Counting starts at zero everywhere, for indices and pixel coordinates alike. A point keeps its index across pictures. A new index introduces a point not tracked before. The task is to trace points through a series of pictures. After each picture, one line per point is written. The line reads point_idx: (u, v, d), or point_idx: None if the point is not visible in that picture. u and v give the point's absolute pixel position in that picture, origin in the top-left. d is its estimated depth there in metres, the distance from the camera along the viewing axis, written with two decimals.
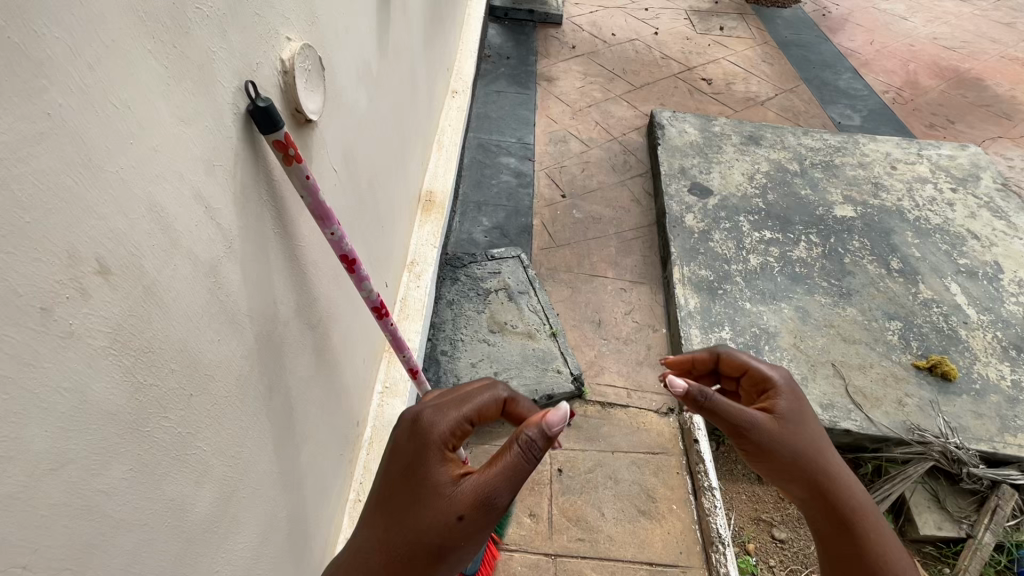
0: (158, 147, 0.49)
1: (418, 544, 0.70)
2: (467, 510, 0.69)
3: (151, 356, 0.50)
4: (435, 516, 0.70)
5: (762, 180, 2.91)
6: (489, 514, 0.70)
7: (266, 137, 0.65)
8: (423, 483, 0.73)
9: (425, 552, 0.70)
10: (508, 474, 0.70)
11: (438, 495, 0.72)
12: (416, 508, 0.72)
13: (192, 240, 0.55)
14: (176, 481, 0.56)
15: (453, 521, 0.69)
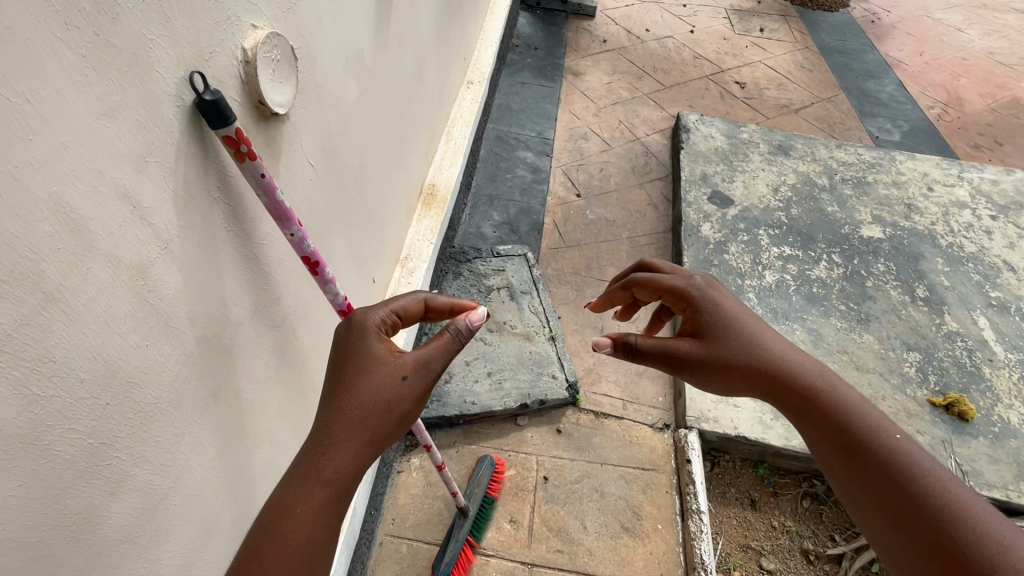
0: (69, 143, 0.46)
1: (368, 405, 0.73)
2: (410, 372, 0.76)
3: (53, 367, 0.47)
4: (382, 382, 0.74)
5: (787, 194, 2.79)
6: (431, 373, 0.77)
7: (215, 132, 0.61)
8: (365, 358, 0.76)
9: (377, 411, 0.73)
10: (443, 345, 0.79)
11: (382, 364, 0.75)
12: (362, 380, 0.74)
13: (115, 241, 0.52)
14: (85, 494, 0.53)
15: (398, 380, 0.75)
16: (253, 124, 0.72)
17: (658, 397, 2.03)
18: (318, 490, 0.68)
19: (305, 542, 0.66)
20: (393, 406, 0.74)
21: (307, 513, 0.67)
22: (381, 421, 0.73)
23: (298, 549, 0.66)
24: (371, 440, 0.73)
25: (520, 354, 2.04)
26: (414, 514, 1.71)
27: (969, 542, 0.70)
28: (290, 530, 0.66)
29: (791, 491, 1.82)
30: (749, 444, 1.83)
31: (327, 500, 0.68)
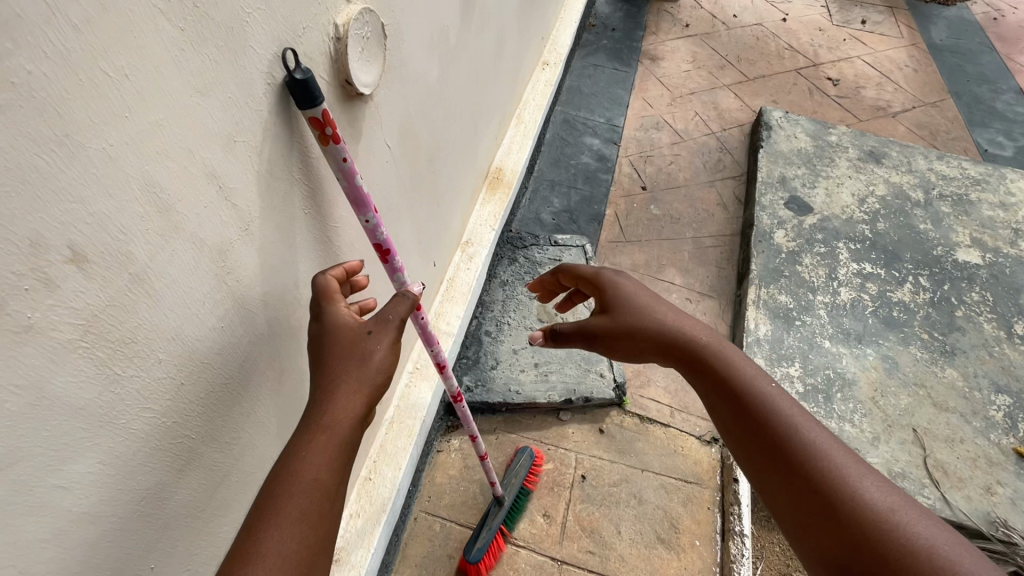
0: (163, 121, 0.44)
1: (337, 365, 0.66)
2: (374, 325, 0.69)
3: (135, 348, 0.47)
4: (349, 340, 0.67)
5: (874, 206, 2.56)
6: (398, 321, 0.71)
7: (303, 112, 0.58)
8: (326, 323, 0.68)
9: (349, 367, 0.66)
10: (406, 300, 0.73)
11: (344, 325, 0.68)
12: (329, 343, 0.67)
13: (199, 223, 0.51)
14: (154, 471, 0.53)
15: (364, 335, 0.68)
16: (338, 104, 0.69)
17: None
18: (320, 437, 0.62)
19: (315, 488, 0.59)
20: (370, 357, 0.67)
21: (312, 458, 0.60)
22: (357, 375, 0.66)
23: (308, 499, 0.58)
24: (363, 389, 0.66)
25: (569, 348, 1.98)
26: (450, 495, 1.72)
27: (843, 496, 0.66)
28: (296, 480, 0.59)
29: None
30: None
31: (333, 445, 0.62)
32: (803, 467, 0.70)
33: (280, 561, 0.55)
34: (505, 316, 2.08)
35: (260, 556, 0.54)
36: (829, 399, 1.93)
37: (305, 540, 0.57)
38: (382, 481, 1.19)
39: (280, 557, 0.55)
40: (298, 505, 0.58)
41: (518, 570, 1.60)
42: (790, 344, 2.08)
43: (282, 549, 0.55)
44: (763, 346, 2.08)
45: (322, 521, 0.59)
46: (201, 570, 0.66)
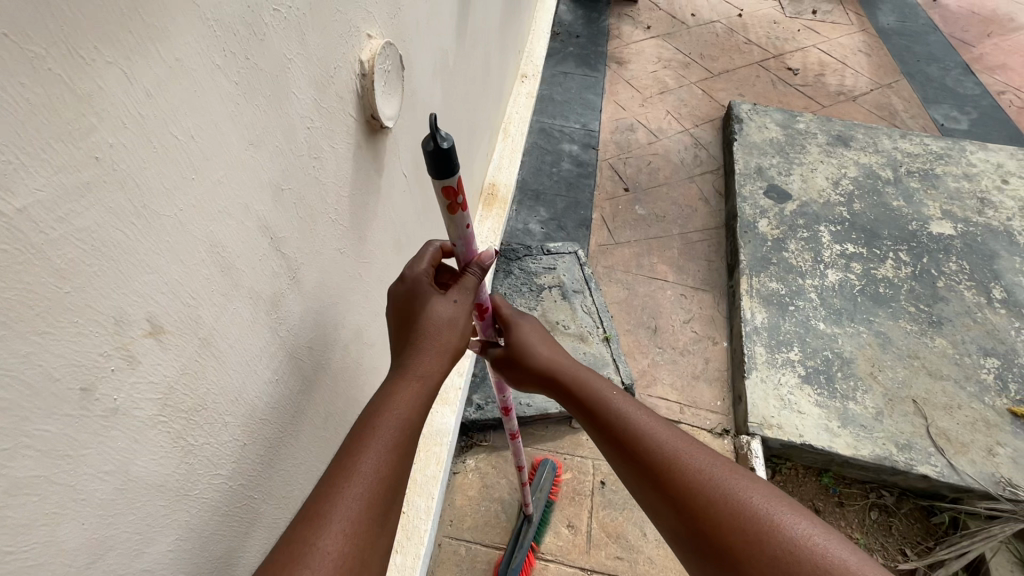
0: (223, 177, 0.42)
1: (431, 332, 0.68)
2: (460, 295, 0.72)
3: (204, 414, 0.45)
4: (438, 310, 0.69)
5: (849, 187, 2.64)
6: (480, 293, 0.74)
7: (436, 181, 0.60)
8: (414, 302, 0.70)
9: (441, 334, 0.68)
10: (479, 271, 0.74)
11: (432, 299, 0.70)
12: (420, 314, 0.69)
13: (254, 277, 0.49)
14: (223, 537, 0.51)
15: (455, 304, 0.71)
16: (365, 140, 0.68)
17: (715, 401, 2.10)
18: (409, 384, 0.64)
19: (405, 429, 0.60)
20: (457, 320, 0.70)
21: (403, 400, 0.62)
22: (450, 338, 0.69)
23: (399, 436, 0.59)
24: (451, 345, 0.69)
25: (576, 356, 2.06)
26: (472, 516, 1.66)
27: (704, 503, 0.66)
28: (388, 418, 0.60)
29: (859, 501, 1.82)
30: (816, 452, 1.81)
31: (422, 393, 0.64)
32: (651, 462, 0.71)
33: (367, 491, 0.54)
34: None
35: (353, 482, 0.54)
36: (831, 379, 1.97)
37: (392, 477, 0.56)
38: (416, 515, 1.16)
39: (368, 486, 0.54)
40: (389, 439, 0.58)
41: None
42: (788, 330, 2.12)
43: (372, 478, 0.55)
44: (761, 334, 2.12)
45: (406, 463, 0.59)
46: None
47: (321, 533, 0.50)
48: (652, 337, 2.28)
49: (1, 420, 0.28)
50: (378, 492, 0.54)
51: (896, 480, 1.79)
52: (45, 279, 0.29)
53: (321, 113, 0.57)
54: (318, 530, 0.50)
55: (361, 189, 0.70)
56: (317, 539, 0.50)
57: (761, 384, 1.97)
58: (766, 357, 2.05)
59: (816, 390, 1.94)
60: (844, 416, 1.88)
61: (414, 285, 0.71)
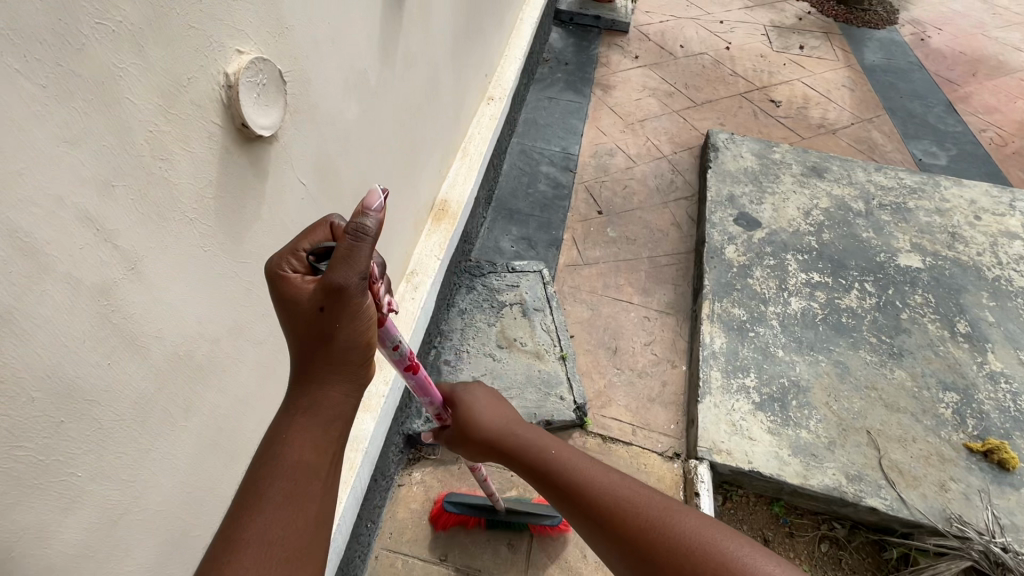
0: (24, 170, 0.47)
1: (305, 344, 0.67)
2: (322, 300, 0.63)
3: (1, 385, 0.48)
4: (305, 316, 0.65)
5: (819, 218, 2.66)
6: (345, 292, 0.63)
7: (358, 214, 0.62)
8: (287, 308, 0.66)
9: (317, 349, 0.67)
10: (347, 252, 0.63)
11: (301, 299, 0.65)
12: (291, 314, 0.66)
13: (74, 265, 0.53)
14: (32, 509, 0.53)
15: (317, 314, 0.64)
16: (235, 146, 0.73)
17: (667, 424, 2.09)
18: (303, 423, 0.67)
19: (302, 469, 0.65)
20: (331, 335, 0.66)
21: (298, 439, 0.66)
22: (325, 356, 0.67)
23: (294, 477, 0.64)
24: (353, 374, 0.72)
25: (529, 373, 2.09)
26: (412, 529, 1.58)
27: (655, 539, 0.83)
28: (283, 462, 0.65)
29: (809, 532, 1.79)
30: (765, 480, 1.81)
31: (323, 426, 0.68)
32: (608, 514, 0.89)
33: (269, 533, 0.61)
34: (463, 344, 2.16)
35: (255, 527, 0.61)
36: (785, 407, 1.96)
37: (296, 519, 0.63)
38: None
39: (270, 531, 0.61)
40: (285, 484, 0.64)
41: None
42: (744, 356, 2.12)
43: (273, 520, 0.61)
44: (718, 358, 2.11)
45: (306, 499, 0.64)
46: None
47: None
48: (612, 358, 2.27)
49: None
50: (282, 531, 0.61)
51: (845, 511, 1.78)
52: None
53: (169, 118, 0.61)
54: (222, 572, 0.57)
55: (232, 191, 0.74)
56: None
57: (714, 408, 1.97)
58: (721, 381, 2.04)
59: (768, 417, 1.93)
60: (794, 444, 1.87)
61: (285, 280, 0.66)
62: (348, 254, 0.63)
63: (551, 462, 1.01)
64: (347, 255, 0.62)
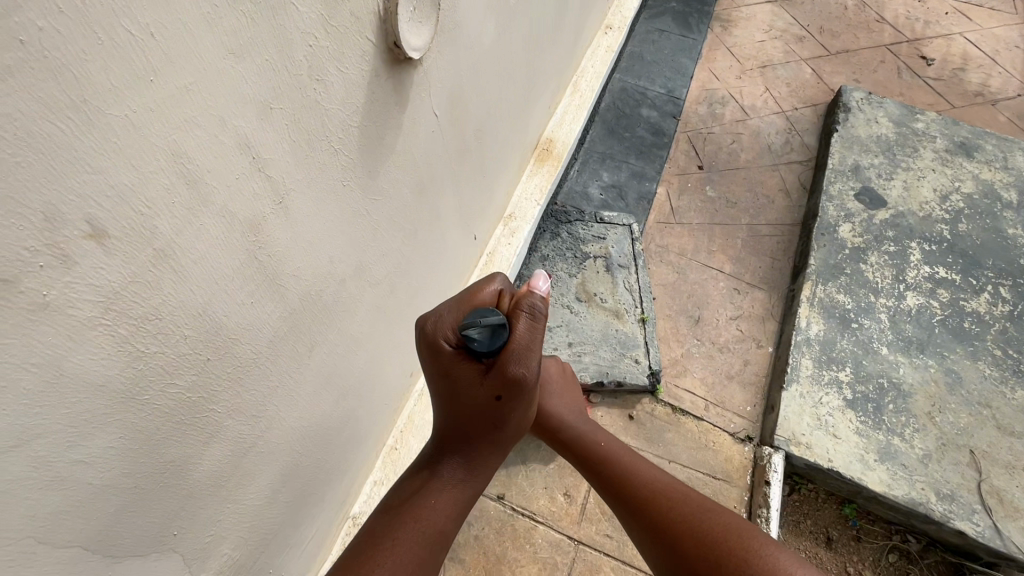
0: (193, 86, 0.40)
1: (474, 420, 0.77)
2: (501, 389, 0.72)
3: (160, 324, 0.45)
4: (480, 401, 0.74)
5: (959, 204, 2.05)
6: (525, 383, 0.72)
7: (535, 299, 0.72)
8: (464, 395, 0.75)
9: (488, 426, 0.78)
10: (524, 346, 0.70)
11: (475, 387, 0.73)
12: (463, 396, 0.75)
13: (229, 196, 0.47)
14: (178, 444, 0.52)
15: (494, 400, 0.74)
16: (385, 69, 0.64)
17: (745, 405, 1.72)
18: (447, 491, 0.79)
19: (436, 532, 0.75)
20: (501, 416, 0.77)
21: (437, 504, 0.77)
22: (495, 428, 0.79)
23: (431, 536, 0.74)
24: (493, 455, 0.84)
25: (604, 330, 1.77)
26: None
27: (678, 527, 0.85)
28: (422, 521, 0.74)
29: (880, 540, 1.52)
30: (844, 481, 1.52)
31: (456, 500, 0.79)
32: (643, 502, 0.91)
33: None
34: None
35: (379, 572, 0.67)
36: (878, 410, 1.61)
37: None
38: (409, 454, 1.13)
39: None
40: (422, 542, 0.72)
41: (534, 546, 1.31)
42: (843, 349, 1.73)
43: (404, 573, 0.69)
44: (812, 348, 1.74)
45: (428, 567, 0.72)
46: (227, 535, 0.67)
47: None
48: (693, 327, 1.88)
49: None
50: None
51: (924, 527, 1.48)
52: None
53: (328, 31, 0.53)
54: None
55: (374, 121, 0.66)
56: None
57: (798, 399, 1.64)
58: (811, 374, 1.69)
59: (858, 416, 1.60)
60: (883, 451, 1.54)
61: (458, 367, 0.73)
62: (529, 347, 0.70)
63: (601, 449, 1.03)
64: (526, 348, 0.69)
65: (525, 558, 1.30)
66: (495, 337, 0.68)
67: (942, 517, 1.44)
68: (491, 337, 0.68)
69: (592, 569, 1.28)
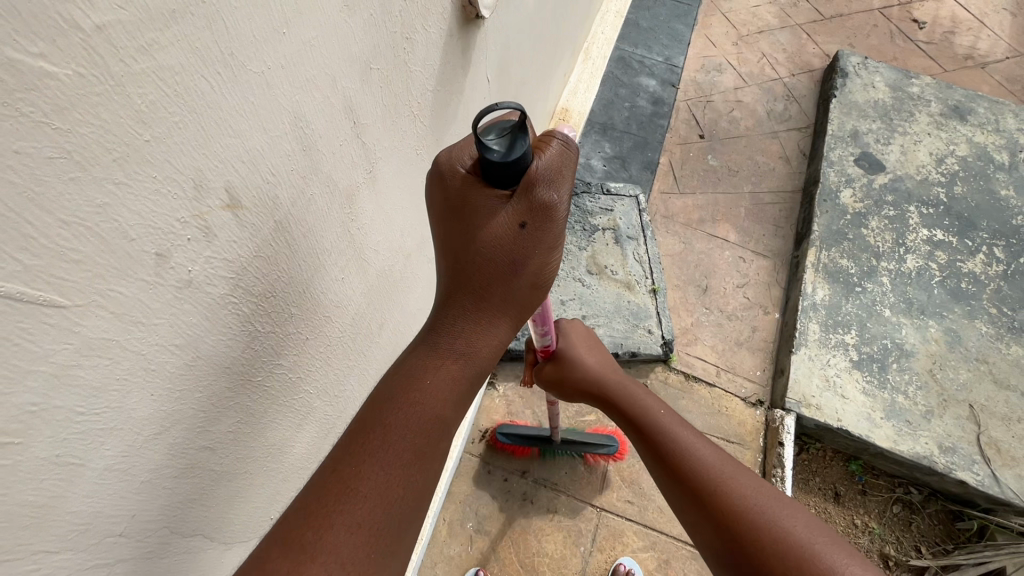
0: (314, 41, 0.37)
1: (484, 274, 0.52)
2: (527, 214, 0.50)
3: (271, 303, 0.42)
4: (496, 238, 0.51)
5: (954, 166, 1.85)
6: (556, 215, 0.50)
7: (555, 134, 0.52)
8: (477, 233, 0.51)
9: (501, 274, 0.52)
10: (553, 170, 0.50)
11: (491, 217, 0.50)
12: (473, 240, 0.51)
13: (333, 164, 0.45)
14: (279, 427, 0.50)
15: (517, 233, 0.50)
16: (457, 29, 0.61)
17: (755, 370, 1.58)
18: (449, 362, 0.52)
19: (437, 417, 0.49)
20: (521, 263, 0.52)
21: (434, 386, 0.50)
22: (510, 283, 0.52)
23: (422, 428, 0.49)
24: (511, 329, 0.55)
25: (614, 302, 1.56)
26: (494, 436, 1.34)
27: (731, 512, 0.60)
28: (421, 401, 0.49)
29: (883, 492, 1.40)
30: (849, 439, 1.39)
31: (458, 379, 0.52)
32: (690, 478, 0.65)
33: (383, 492, 0.45)
34: None
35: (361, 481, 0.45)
36: (883, 369, 1.48)
37: (421, 480, 0.48)
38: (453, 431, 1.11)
39: (377, 486, 0.45)
40: (417, 432, 0.48)
41: (558, 515, 1.24)
42: (850, 312, 1.57)
43: (397, 469, 0.46)
44: (818, 313, 1.58)
45: (428, 463, 0.49)
46: None
47: (341, 517, 0.43)
48: (703, 298, 1.70)
49: (75, 274, 0.25)
50: (403, 489, 0.46)
51: (924, 478, 1.37)
52: (125, 121, 0.25)
53: None
54: (339, 504, 0.44)
55: (445, 86, 0.63)
56: (334, 514, 0.43)
57: (807, 361, 1.50)
58: (818, 339, 1.54)
59: (865, 376, 1.47)
60: (890, 407, 1.42)
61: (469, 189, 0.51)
62: (563, 159, 0.50)
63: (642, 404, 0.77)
64: (556, 170, 0.50)
65: (548, 526, 1.24)
66: (521, 147, 0.48)
67: (944, 470, 1.33)
68: (512, 141, 0.47)
69: (614, 536, 1.22)
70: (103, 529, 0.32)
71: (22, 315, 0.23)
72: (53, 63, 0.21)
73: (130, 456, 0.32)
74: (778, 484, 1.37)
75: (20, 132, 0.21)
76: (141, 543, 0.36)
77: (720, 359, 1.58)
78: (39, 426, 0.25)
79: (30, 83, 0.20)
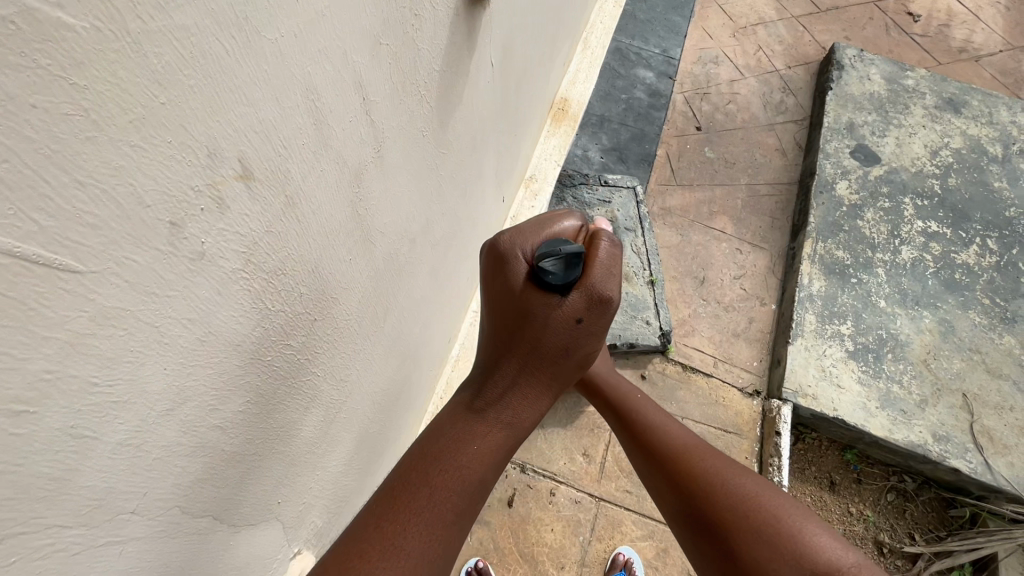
0: (325, 11, 0.36)
1: (536, 353, 0.59)
2: (583, 310, 0.59)
3: (280, 282, 0.41)
4: (556, 329, 0.58)
5: (948, 158, 1.86)
6: (605, 308, 0.60)
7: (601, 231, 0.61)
8: (532, 320, 0.58)
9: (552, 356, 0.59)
10: (603, 270, 0.59)
11: (552, 311, 0.58)
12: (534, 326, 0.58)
13: (342, 139, 0.44)
14: (287, 409, 0.50)
15: (574, 326, 0.59)
16: (462, 8, 0.60)
17: (752, 360, 1.58)
18: (496, 428, 0.56)
19: (478, 481, 0.52)
20: (574, 349, 0.60)
21: (479, 452, 0.54)
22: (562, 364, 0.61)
23: (466, 489, 0.51)
24: (551, 399, 0.62)
25: None
26: None
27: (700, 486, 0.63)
28: (461, 463, 0.52)
29: (878, 481, 1.41)
30: (845, 428, 1.41)
31: (501, 445, 0.55)
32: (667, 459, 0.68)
33: (423, 549, 0.47)
34: None
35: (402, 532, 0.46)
36: (878, 360, 1.49)
37: (455, 541, 0.50)
38: None
39: (419, 542, 0.47)
40: (461, 495, 0.50)
41: (556, 505, 1.25)
42: (846, 302, 1.58)
43: (440, 528, 0.48)
44: (815, 303, 1.59)
45: (465, 525, 0.51)
46: (313, 507, 0.64)
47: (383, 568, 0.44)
48: (700, 290, 1.70)
49: (90, 238, 0.24)
50: (443, 548, 0.48)
51: (918, 466, 1.38)
52: (142, 82, 0.24)
53: None
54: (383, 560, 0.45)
55: (450, 69, 0.63)
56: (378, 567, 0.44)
57: (803, 352, 1.51)
58: (815, 329, 1.54)
59: (861, 366, 1.48)
60: (885, 397, 1.43)
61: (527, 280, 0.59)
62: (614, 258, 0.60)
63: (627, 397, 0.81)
64: (606, 269, 0.59)
65: (547, 517, 1.24)
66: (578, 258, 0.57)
67: (937, 458, 1.34)
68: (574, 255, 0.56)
69: (613, 526, 1.23)
70: (116, 505, 0.31)
71: (37, 277, 0.22)
72: (70, 15, 0.20)
73: (144, 431, 0.32)
74: (775, 473, 1.38)
75: (38, 83, 0.20)
76: (153, 522, 0.35)
77: (717, 351, 1.59)
78: (55, 394, 0.25)
79: (50, 34, 0.20)
